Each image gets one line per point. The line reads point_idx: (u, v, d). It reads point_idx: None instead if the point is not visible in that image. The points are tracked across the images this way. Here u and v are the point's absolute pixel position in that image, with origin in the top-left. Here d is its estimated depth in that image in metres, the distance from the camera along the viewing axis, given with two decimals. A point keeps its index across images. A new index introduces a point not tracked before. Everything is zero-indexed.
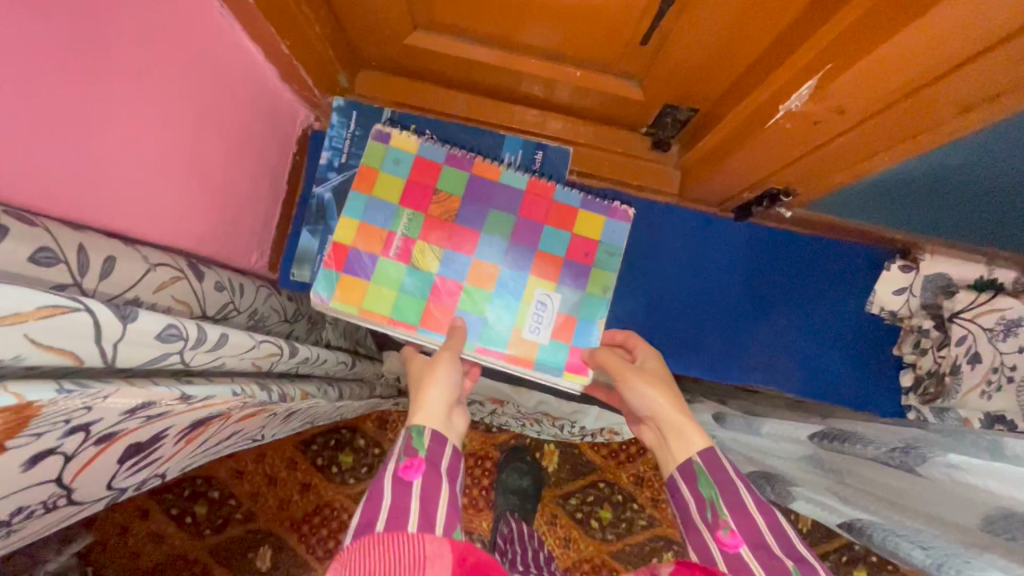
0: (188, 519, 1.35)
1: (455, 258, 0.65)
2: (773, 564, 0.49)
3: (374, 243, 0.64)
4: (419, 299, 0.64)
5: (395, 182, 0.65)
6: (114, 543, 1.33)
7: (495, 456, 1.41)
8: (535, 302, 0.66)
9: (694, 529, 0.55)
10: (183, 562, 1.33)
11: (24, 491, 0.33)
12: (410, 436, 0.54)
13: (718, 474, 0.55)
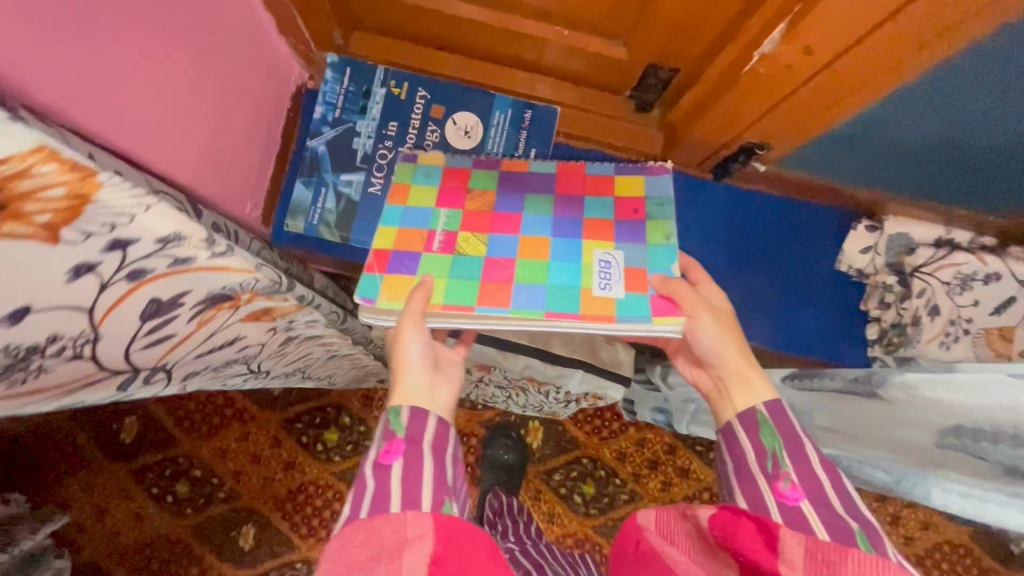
0: (169, 498, 1.33)
1: (499, 239, 0.63)
2: (835, 521, 0.51)
3: (413, 241, 0.63)
4: (472, 280, 0.60)
5: (429, 192, 0.66)
6: (92, 523, 1.31)
7: (480, 433, 1.42)
8: (596, 260, 0.61)
9: (748, 476, 0.57)
10: (163, 541, 1.31)
11: (64, 308, 0.41)
12: (387, 419, 0.55)
13: (785, 428, 0.57)
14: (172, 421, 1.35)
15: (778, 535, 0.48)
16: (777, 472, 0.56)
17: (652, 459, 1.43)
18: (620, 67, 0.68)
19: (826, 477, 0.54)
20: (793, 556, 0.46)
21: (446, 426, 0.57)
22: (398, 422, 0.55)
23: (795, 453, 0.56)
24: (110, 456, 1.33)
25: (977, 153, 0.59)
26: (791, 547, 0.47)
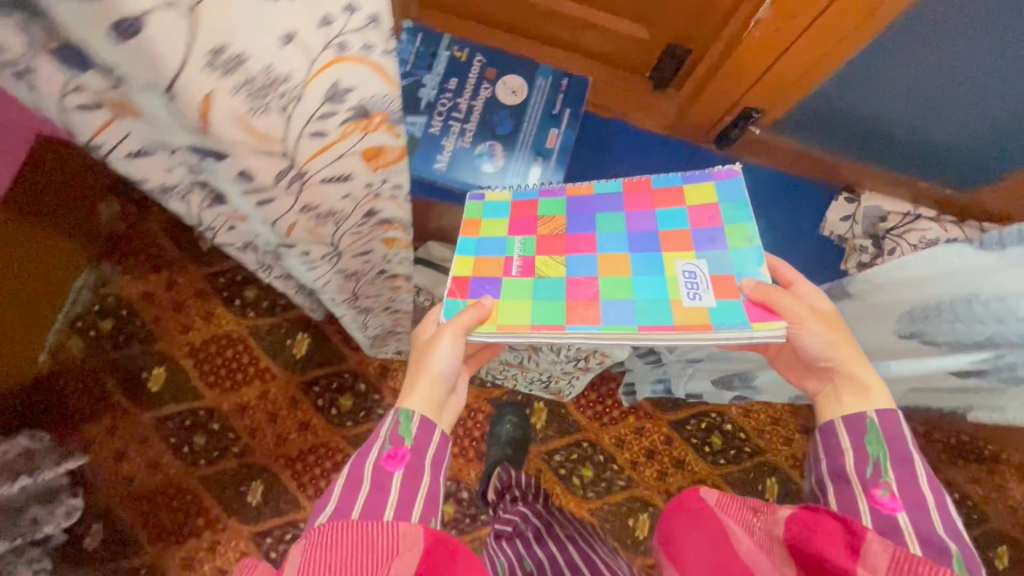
0: (185, 448, 1.39)
1: (578, 258, 0.72)
2: (927, 531, 0.60)
3: (493, 268, 0.73)
4: (553, 301, 0.69)
5: (498, 224, 0.76)
6: (109, 466, 1.36)
7: (487, 410, 1.49)
8: (678, 273, 0.69)
9: (846, 481, 0.67)
10: (175, 489, 1.36)
11: (280, 38, 0.45)
12: (398, 423, 0.66)
13: (892, 438, 0.66)
14: (198, 375, 1.43)
15: (867, 540, 0.56)
16: (877, 479, 0.65)
17: (649, 448, 1.49)
18: (643, 46, 0.87)
19: (929, 493, 0.62)
20: (875, 559, 0.55)
21: (445, 443, 0.68)
22: (409, 429, 0.65)
23: (897, 465, 0.65)
24: (135, 403, 1.40)
25: (935, 114, 0.82)
26: (876, 548, 0.56)
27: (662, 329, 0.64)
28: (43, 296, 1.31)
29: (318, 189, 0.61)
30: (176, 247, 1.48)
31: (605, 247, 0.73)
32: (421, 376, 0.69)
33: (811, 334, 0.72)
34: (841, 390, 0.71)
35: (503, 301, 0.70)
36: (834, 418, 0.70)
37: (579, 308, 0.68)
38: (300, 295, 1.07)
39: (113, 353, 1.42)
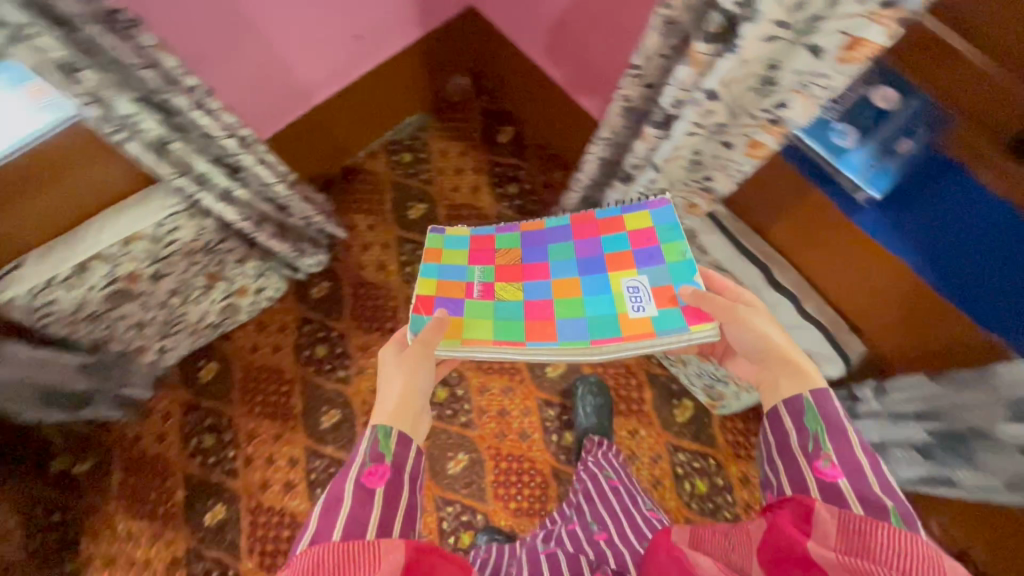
0: (409, 268, 1.69)
1: (534, 286, 1.03)
2: (862, 489, 0.69)
3: (454, 290, 1.03)
4: (514, 320, 0.99)
5: (460, 255, 1.08)
6: (357, 250, 1.71)
7: (640, 380, 1.60)
8: (624, 288, 0.98)
9: (788, 454, 0.76)
10: (387, 292, 1.66)
11: None
12: (377, 442, 0.77)
13: (824, 413, 0.75)
14: (445, 224, 1.74)
15: (818, 513, 0.62)
16: (819, 452, 0.74)
17: None
18: None
19: (869, 470, 0.70)
20: (827, 529, 0.60)
21: (419, 457, 0.79)
22: (388, 443, 0.76)
23: (832, 437, 0.74)
24: (396, 218, 1.74)
25: None
26: (825, 517, 0.61)
27: (612, 340, 0.93)
28: (390, 107, 1.73)
29: (768, 49, 0.72)
30: (482, 130, 1.83)
31: (556, 275, 1.04)
32: (399, 395, 0.83)
33: (748, 330, 0.87)
34: (781, 374, 0.81)
35: (468, 317, 1.00)
36: (779, 403, 0.79)
37: (532, 325, 0.98)
38: (587, 188, 1.30)
39: (402, 177, 1.78)
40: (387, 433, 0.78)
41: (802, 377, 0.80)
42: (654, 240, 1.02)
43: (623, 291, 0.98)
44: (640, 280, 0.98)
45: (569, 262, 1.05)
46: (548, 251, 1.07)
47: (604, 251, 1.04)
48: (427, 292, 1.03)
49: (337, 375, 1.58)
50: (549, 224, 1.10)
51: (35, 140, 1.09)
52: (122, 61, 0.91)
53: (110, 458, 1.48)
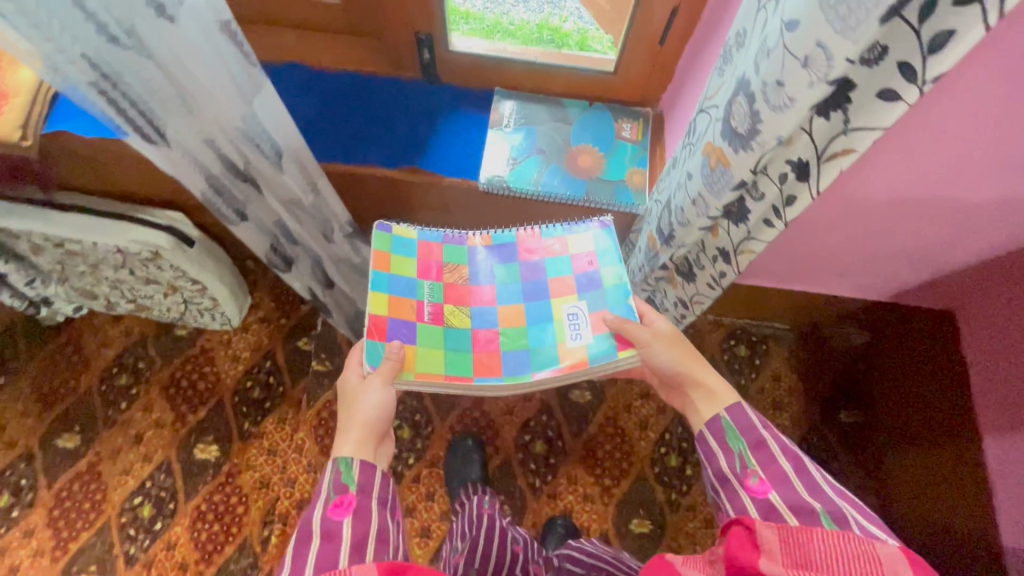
0: (663, 454, 1.53)
1: (482, 311, 1.01)
2: (788, 493, 0.74)
3: (402, 311, 0.96)
4: (461, 348, 0.97)
5: (408, 265, 1.00)
6: (635, 392, 1.59)
7: None
8: (563, 317, 0.99)
9: (728, 484, 0.80)
10: (626, 456, 1.53)
11: None
12: (338, 473, 0.77)
13: (743, 427, 0.82)
14: None
15: (762, 533, 0.60)
16: (747, 471, 0.79)
17: None
18: None
19: (782, 460, 0.77)
20: (772, 546, 0.59)
21: (387, 480, 0.80)
22: (349, 474, 0.77)
23: (758, 454, 0.80)
24: None
25: None
26: (768, 535, 0.59)
27: (549, 374, 0.93)
28: (773, 305, 1.59)
29: None
30: (827, 388, 1.62)
31: (502, 301, 1.01)
32: (357, 425, 0.82)
33: (667, 356, 0.93)
34: (700, 400, 0.89)
35: (422, 345, 0.95)
36: (704, 429, 0.85)
37: (483, 358, 0.96)
38: None
39: (723, 365, 1.64)
40: (348, 465, 0.79)
41: (717, 398, 0.88)
42: (590, 261, 1.02)
43: (564, 320, 0.98)
44: (578, 307, 0.99)
45: (519, 289, 1.01)
46: (494, 274, 1.04)
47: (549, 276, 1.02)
48: (381, 313, 0.95)
49: (533, 480, 1.50)
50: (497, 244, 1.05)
51: (558, 199, 1.00)
52: (724, 254, 0.77)
53: (336, 377, 1.54)
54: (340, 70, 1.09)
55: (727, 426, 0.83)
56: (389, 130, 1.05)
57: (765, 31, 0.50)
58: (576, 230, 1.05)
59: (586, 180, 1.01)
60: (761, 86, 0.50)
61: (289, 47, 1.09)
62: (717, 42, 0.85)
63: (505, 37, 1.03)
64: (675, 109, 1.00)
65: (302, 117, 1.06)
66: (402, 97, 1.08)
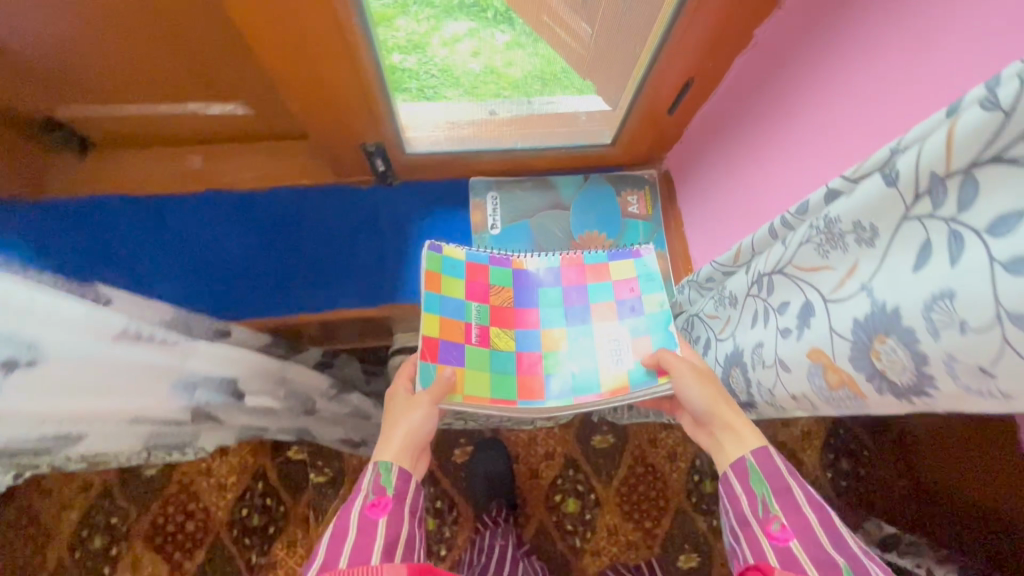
0: (696, 483, 1.48)
1: (525, 334, 0.85)
2: (815, 547, 0.61)
3: (452, 330, 0.81)
4: (505, 374, 0.81)
5: (457, 284, 0.84)
6: (657, 425, 1.51)
7: None
8: (604, 341, 0.83)
9: (745, 526, 0.66)
10: (660, 493, 1.47)
11: None
12: (378, 473, 0.66)
13: (770, 474, 0.67)
14: None
15: None
16: (768, 515, 0.65)
17: None
18: None
19: (808, 511, 0.64)
20: None
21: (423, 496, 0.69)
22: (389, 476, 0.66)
23: (783, 499, 0.65)
24: None
25: None
26: None
27: (588, 398, 0.79)
28: None
29: None
30: None
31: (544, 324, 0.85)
32: (398, 439, 0.69)
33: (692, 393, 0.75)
34: (728, 442, 0.72)
35: (469, 369, 0.80)
36: (726, 467, 0.71)
37: (527, 381, 0.82)
38: None
39: None
40: (388, 465, 0.67)
41: (739, 438, 0.70)
42: (631, 290, 0.87)
43: (603, 341, 0.83)
44: (618, 330, 0.84)
45: (560, 311, 0.86)
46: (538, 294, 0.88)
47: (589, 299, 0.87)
48: (432, 333, 0.80)
49: (573, 540, 1.44)
50: (544, 269, 0.88)
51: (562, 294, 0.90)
52: None
53: (341, 482, 1.40)
54: (278, 187, 0.90)
55: (750, 469, 0.68)
56: (353, 255, 0.90)
57: (955, 284, 0.37)
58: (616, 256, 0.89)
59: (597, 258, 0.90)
60: (954, 360, 0.38)
61: (204, 168, 0.90)
62: (747, 122, 0.73)
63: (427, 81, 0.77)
64: (697, 164, 0.84)
65: (248, 254, 0.89)
66: (361, 213, 0.92)
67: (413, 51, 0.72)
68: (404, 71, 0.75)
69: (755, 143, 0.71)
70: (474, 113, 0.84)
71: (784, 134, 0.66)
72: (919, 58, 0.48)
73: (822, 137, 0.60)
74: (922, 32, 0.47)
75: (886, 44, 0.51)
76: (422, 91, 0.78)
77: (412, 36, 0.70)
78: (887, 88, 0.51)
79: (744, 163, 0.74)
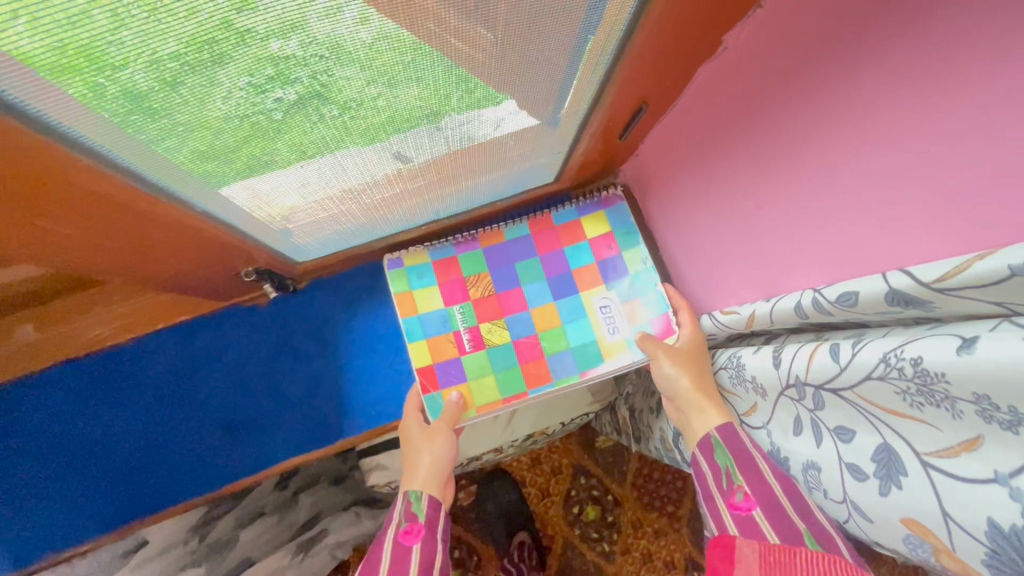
0: None
1: (517, 318, 0.68)
2: (783, 525, 0.43)
3: (444, 346, 0.67)
4: (512, 368, 0.66)
5: (431, 292, 0.68)
6: None
7: None
8: (595, 313, 0.68)
9: (710, 496, 0.50)
10: (677, 474, 1.41)
11: None
12: (408, 502, 0.56)
13: (737, 445, 0.49)
14: None
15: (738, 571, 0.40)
16: (732, 485, 0.48)
17: None
18: None
19: (773, 481, 0.46)
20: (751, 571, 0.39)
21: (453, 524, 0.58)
22: (420, 502, 0.56)
23: (749, 464, 0.48)
24: None
25: None
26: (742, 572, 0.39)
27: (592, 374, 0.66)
28: None
29: None
30: None
31: (535, 300, 0.69)
32: (422, 471, 0.59)
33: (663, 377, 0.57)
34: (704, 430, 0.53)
35: (472, 380, 0.66)
36: (694, 451, 0.54)
37: (536, 370, 0.66)
38: None
39: None
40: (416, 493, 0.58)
41: (699, 408, 0.54)
42: (609, 246, 0.70)
43: (593, 308, 0.68)
44: (608, 296, 0.68)
45: (543, 285, 0.69)
46: (519, 269, 0.70)
47: (570, 264, 0.70)
48: (422, 361, 0.66)
49: (600, 546, 1.36)
50: (514, 240, 0.71)
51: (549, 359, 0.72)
52: None
53: None
54: (134, 338, 0.69)
55: (715, 447, 0.50)
56: (269, 385, 0.69)
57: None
58: (587, 211, 0.72)
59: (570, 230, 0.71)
60: None
61: (43, 338, 0.67)
62: (709, 148, 0.54)
63: (325, 67, 0.36)
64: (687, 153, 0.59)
65: (131, 431, 0.67)
66: (261, 333, 0.71)
67: (290, 30, 0.32)
68: (289, 60, 0.34)
69: (726, 178, 0.53)
70: (377, 169, 0.54)
71: (760, 175, 0.48)
72: (955, 105, 0.30)
73: (811, 192, 0.42)
74: (963, 64, 0.29)
75: (899, 67, 0.33)
76: (318, 81, 0.37)
77: (289, 9, 0.30)
78: (907, 143, 0.33)
79: (713, 197, 0.56)
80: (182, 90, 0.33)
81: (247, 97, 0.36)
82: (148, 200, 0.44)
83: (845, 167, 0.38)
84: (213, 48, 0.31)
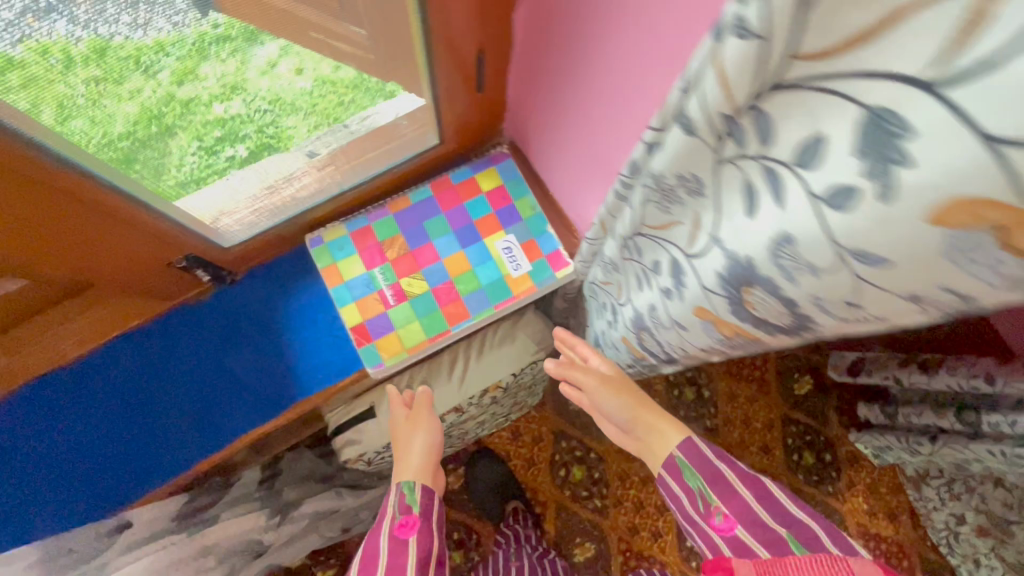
0: None
1: (432, 268, 0.76)
2: (766, 536, 0.53)
3: (371, 305, 0.75)
4: (433, 312, 0.74)
5: (352, 261, 0.77)
6: None
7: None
8: (500, 253, 0.77)
9: (694, 521, 0.59)
10: None
11: None
12: (402, 494, 0.66)
13: (705, 468, 0.59)
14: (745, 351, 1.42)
15: None
16: (710, 506, 0.58)
17: None
18: None
19: (741, 490, 0.57)
20: None
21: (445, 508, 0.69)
22: (412, 494, 0.66)
23: (721, 486, 0.58)
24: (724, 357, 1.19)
25: None
26: None
27: (505, 305, 0.75)
28: None
29: None
30: None
31: (445, 251, 0.77)
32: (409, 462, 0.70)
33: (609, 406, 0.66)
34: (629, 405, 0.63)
35: (400, 329, 0.74)
36: (660, 473, 0.63)
37: (455, 310, 0.74)
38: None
39: None
40: (410, 485, 0.68)
41: (664, 436, 0.63)
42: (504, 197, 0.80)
43: (496, 249, 0.77)
44: (507, 236, 0.78)
45: (451, 237, 0.78)
46: (428, 227, 0.79)
47: (472, 217, 0.79)
48: (353, 321, 0.74)
49: (592, 503, 1.42)
50: (419, 203, 0.80)
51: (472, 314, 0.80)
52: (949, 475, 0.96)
53: None
54: (93, 351, 0.75)
55: (682, 466, 0.60)
56: (223, 372, 0.77)
57: (778, 228, 0.29)
58: (478, 169, 0.81)
59: (467, 187, 0.80)
60: (822, 300, 0.29)
61: (7, 364, 0.73)
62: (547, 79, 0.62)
63: (262, 120, 0.61)
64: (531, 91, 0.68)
65: (105, 432, 0.73)
66: (209, 328, 0.78)
67: (229, 95, 0.54)
68: (230, 120, 0.58)
69: (566, 98, 0.60)
70: (293, 165, 0.71)
71: (582, 85, 0.55)
72: None
73: (615, 83, 0.49)
74: None
75: None
76: (255, 134, 0.62)
77: (222, 84, 0.52)
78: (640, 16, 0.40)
79: (565, 119, 0.64)
80: (153, 161, 0.56)
81: (203, 157, 0.61)
82: (98, 193, 0.54)
83: (618, 53, 0.45)
84: (163, 123, 0.52)
